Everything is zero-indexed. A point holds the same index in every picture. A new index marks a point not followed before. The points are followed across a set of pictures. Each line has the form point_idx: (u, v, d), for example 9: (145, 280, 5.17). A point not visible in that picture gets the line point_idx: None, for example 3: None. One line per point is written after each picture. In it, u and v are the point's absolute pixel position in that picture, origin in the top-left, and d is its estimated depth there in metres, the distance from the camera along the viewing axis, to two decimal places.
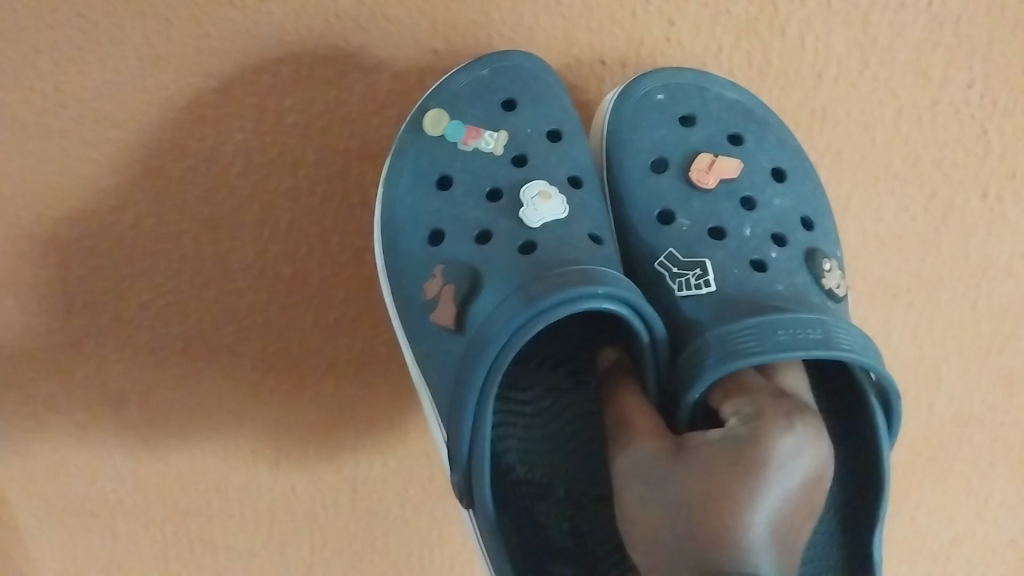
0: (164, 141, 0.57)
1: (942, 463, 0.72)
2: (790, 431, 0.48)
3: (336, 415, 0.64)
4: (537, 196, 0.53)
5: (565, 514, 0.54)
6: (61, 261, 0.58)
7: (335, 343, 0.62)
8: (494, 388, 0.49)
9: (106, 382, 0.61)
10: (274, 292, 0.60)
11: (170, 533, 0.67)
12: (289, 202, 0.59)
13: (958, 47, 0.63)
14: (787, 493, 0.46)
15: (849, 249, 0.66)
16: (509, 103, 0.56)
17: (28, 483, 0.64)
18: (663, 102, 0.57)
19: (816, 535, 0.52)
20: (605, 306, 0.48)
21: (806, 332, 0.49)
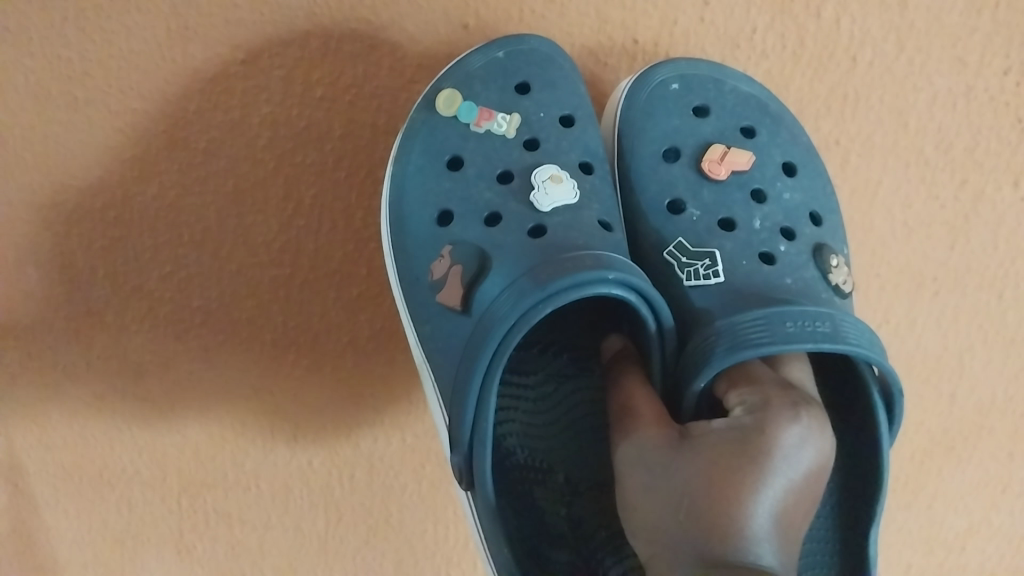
0: (190, 111, 0.57)
1: (962, 456, 0.72)
2: (795, 422, 0.47)
3: (356, 392, 0.65)
4: (548, 179, 0.53)
5: (563, 500, 0.54)
6: (84, 231, 0.58)
7: (354, 319, 0.62)
8: (499, 370, 0.49)
9: (126, 352, 0.62)
10: (297, 267, 0.60)
11: (186, 504, 0.68)
12: (314, 176, 0.59)
13: (996, 34, 0.61)
14: (792, 483, 0.46)
15: (877, 235, 0.65)
16: (523, 86, 0.55)
17: (46, 452, 0.65)
18: (677, 92, 0.57)
19: (813, 531, 0.52)
20: (614, 291, 0.48)
21: (815, 325, 0.48)
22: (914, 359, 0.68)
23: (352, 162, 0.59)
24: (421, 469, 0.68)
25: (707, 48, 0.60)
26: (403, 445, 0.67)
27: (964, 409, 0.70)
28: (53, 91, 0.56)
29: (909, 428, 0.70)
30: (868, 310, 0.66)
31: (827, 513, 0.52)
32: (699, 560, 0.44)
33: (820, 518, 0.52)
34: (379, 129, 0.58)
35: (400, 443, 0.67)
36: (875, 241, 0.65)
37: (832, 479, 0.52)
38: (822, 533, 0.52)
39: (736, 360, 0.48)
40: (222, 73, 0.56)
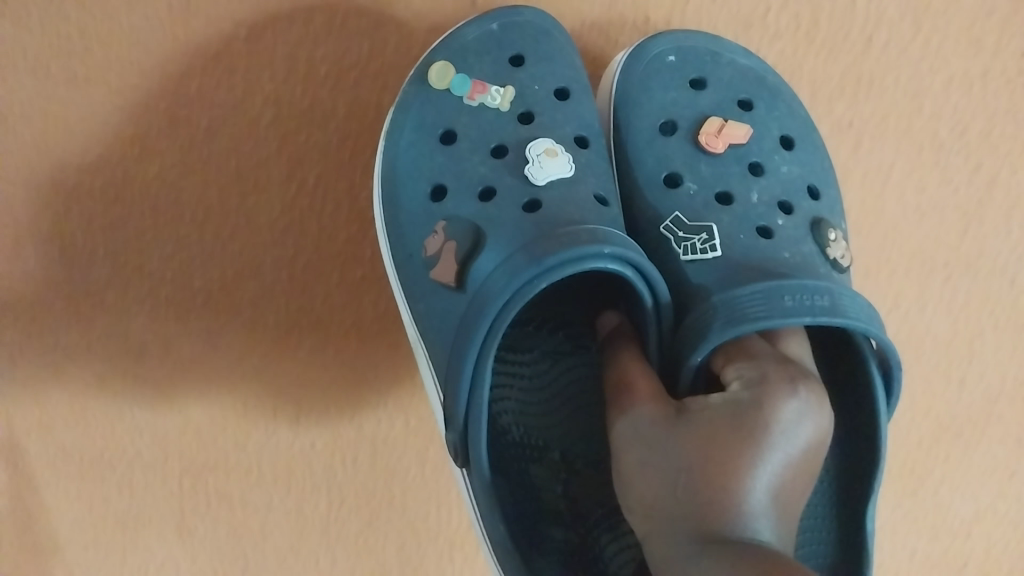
0: (191, 89, 0.56)
1: (966, 440, 0.71)
2: (794, 398, 0.47)
3: (360, 373, 0.65)
4: (543, 153, 0.52)
5: (558, 476, 0.54)
6: (83, 211, 0.58)
7: (354, 300, 0.62)
8: (494, 346, 0.48)
9: (128, 332, 0.61)
10: (294, 249, 0.60)
11: (186, 488, 0.67)
12: (318, 155, 0.58)
13: (1015, 15, 0.61)
14: (791, 459, 0.46)
15: (889, 219, 0.64)
16: (517, 59, 0.55)
17: (46, 432, 0.64)
18: (674, 64, 0.56)
19: (810, 507, 0.52)
20: (610, 266, 0.47)
21: (813, 299, 0.47)
22: (920, 342, 0.67)
23: (350, 143, 0.58)
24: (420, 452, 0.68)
25: (719, 26, 0.60)
26: (403, 428, 0.67)
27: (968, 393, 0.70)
28: (48, 72, 0.55)
29: (913, 410, 0.70)
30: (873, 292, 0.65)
31: (825, 489, 0.52)
32: (697, 535, 0.44)
33: (818, 494, 0.52)
34: (379, 109, 0.58)
35: (400, 425, 0.67)
36: (886, 224, 0.64)
37: (830, 455, 0.52)
38: (819, 510, 0.52)
39: (734, 334, 0.48)
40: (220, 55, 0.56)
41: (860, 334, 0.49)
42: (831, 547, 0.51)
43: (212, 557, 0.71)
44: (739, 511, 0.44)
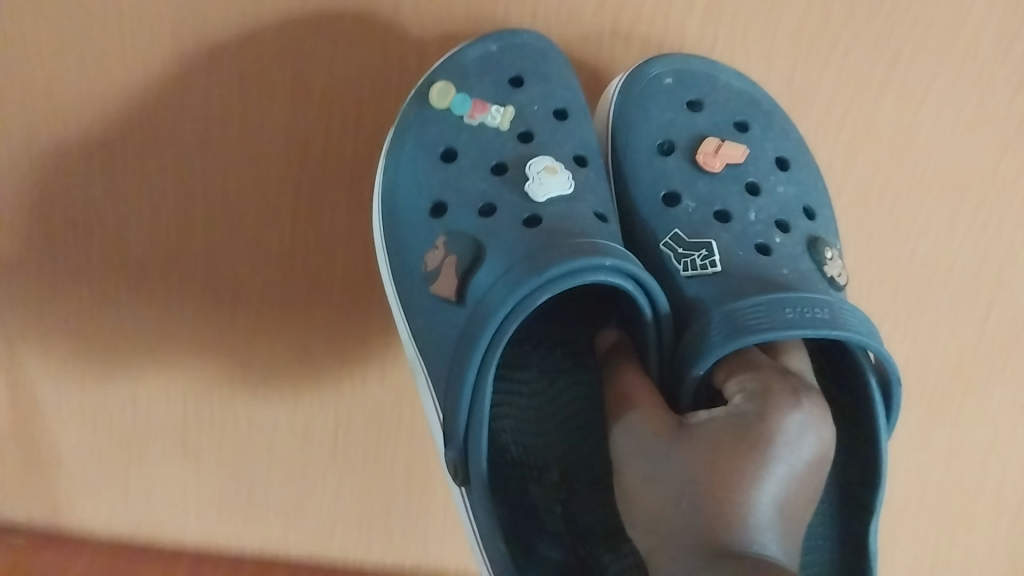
0: (192, 40, 0.55)
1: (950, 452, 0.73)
2: (797, 409, 0.47)
3: (368, 293, 0.63)
4: (543, 170, 0.52)
5: (558, 497, 0.53)
6: (87, 143, 0.57)
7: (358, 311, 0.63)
8: (495, 359, 0.48)
9: (130, 259, 0.61)
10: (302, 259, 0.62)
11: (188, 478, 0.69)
12: (324, 82, 0.56)
13: None
14: (796, 470, 0.45)
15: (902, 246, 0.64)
16: (516, 80, 0.55)
17: (50, 361, 0.64)
18: (671, 86, 0.57)
19: (811, 527, 0.52)
20: (611, 279, 0.48)
21: (814, 311, 0.48)
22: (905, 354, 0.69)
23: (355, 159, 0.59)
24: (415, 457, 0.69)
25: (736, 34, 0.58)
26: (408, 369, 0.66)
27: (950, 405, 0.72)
28: (63, 83, 0.56)
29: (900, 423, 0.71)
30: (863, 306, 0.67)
31: (826, 508, 0.51)
32: (697, 544, 0.44)
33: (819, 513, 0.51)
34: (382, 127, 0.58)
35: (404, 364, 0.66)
36: (902, 248, 0.64)
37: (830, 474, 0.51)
38: (821, 530, 0.51)
39: (736, 346, 0.48)
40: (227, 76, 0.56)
41: (858, 348, 0.49)
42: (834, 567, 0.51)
43: (209, 545, 0.73)
44: (740, 519, 0.44)
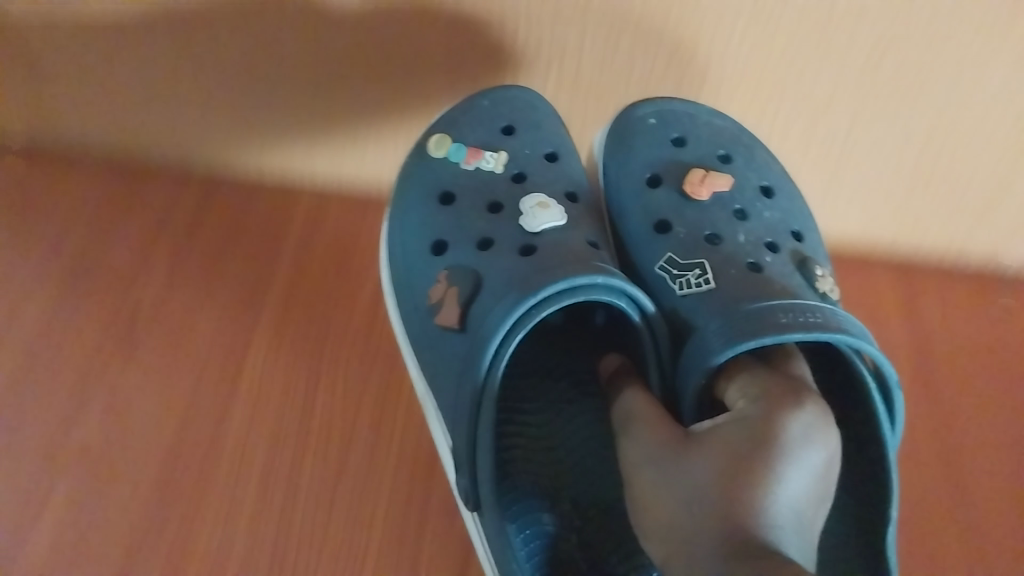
0: None
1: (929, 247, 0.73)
2: (801, 409, 0.48)
3: (397, 90, 0.63)
4: (536, 205, 0.55)
5: (573, 526, 0.52)
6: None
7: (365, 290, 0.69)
8: (497, 380, 0.49)
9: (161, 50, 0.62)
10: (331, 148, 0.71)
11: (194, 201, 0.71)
12: None
13: None
14: (813, 461, 0.46)
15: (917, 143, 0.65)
16: (508, 129, 0.59)
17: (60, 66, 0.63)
18: (655, 125, 0.61)
19: (831, 537, 0.53)
20: (604, 295, 0.50)
21: (807, 317, 0.49)
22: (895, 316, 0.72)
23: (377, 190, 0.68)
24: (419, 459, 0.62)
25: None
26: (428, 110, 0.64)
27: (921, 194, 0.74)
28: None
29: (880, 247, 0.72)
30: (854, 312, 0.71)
31: (843, 518, 0.53)
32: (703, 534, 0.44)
33: (837, 522, 0.53)
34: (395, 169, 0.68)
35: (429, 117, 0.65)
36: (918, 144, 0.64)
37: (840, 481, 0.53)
38: (841, 540, 0.53)
39: (734, 351, 0.49)
40: (281, 27, 0.59)
41: (853, 351, 0.51)
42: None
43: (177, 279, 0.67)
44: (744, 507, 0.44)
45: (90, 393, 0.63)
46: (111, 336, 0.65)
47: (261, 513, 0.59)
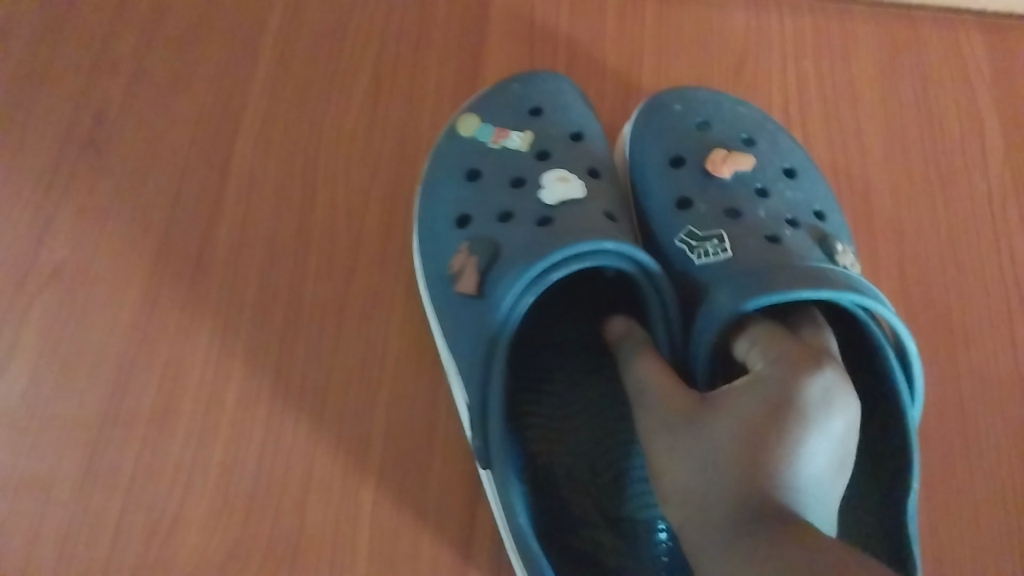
0: None
1: (994, 170, 0.73)
2: (819, 372, 0.45)
3: None
4: (555, 180, 0.57)
5: (589, 489, 0.55)
6: None
7: (391, 226, 0.67)
8: (506, 344, 0.52)
9: None
10: (368, 101, 0.72)
11: (229, 139, 0.70)
12: None
13: None
14: (837, 430, 0.43)
15: None
16: (536, 111, 0.63)
17: None
18: (680, 110, 0.65)
19: (859, 522, 0.55)
20: (611, 261, 0.52)
21: (818, 274, 0.51)
22: (941, 261, 0.69)
23: (405, 158, 0.70)
24: (439, 401, 0.62)
25: None
26: None
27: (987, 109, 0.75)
28: None
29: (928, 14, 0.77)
30: (892, 267, 0.69)
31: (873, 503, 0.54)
32: (712, 505, 0.43)
33: (865, 507, 0.55)
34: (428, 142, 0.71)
35: None
36: None
37: (867, 465, 0.55)
38: (869, 524, 0.54)
39: (745, 306, 0.51)
40: None
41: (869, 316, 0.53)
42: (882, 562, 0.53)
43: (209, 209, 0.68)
44: (751, 476, 0.42)
45: (125, 296, 0.64)
46: (150, 236, 0.67)
47: (283, 446, 0.60)
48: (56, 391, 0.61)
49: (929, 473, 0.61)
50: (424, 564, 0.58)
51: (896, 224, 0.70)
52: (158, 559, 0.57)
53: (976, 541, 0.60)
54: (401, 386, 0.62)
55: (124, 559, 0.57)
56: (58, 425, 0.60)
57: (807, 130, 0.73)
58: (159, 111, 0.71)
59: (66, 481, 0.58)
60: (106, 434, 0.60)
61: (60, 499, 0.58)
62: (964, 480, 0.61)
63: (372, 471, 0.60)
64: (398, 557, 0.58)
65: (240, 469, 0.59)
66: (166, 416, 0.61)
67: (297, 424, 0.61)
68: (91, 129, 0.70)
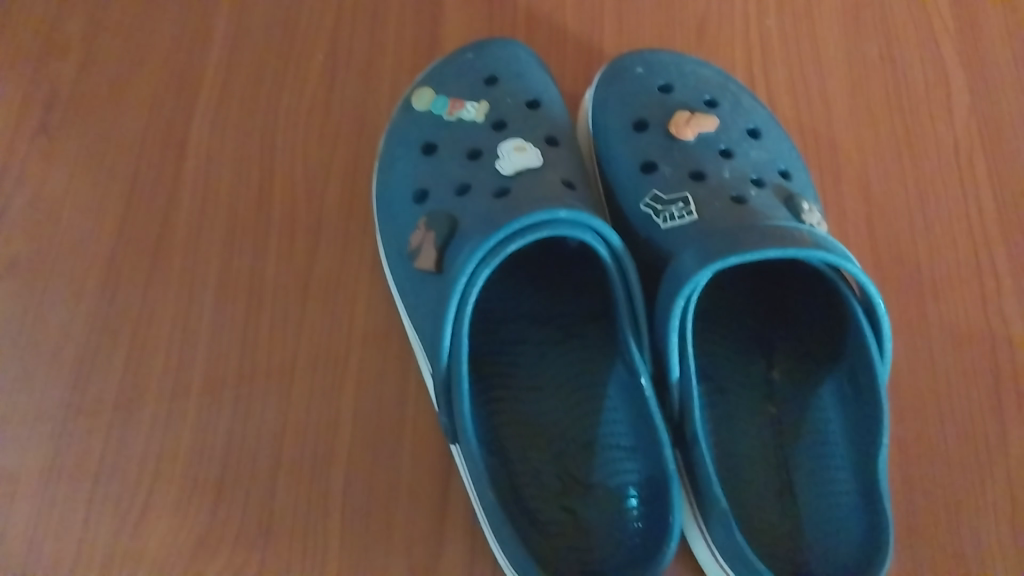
0: None
1: (957, 116, 0.72)
2: None
3: None
4: (512, 149, 0.56)
5: (556, 458, 0.55)
6: None
7: (352, 204, 0.66)
8: (465, 319, 0.50)
9: None
10: (324, 77, 0.71)
11: (184, 121, 0.69)
12: None
13: None
14: None
15: None
16: (492, 81, 0.62)
17: None
18: (642, 73, 0.64)
19: (838, 487, 0.53)
20: (569, 229, 0.51)
21: (784, 233, 0.49)
22: (910, 215, 0.68)
23: (364, 133, 0.69)
24: (409, 378, 0.61)
25: None
26: None
27: (954, 58, 0.74)
28: None
29: None
30: (861, 221, 0.68)
31: (851, 465, 0.53)
32: None
33: (844, 471, 0.53)
34: (387, 114, 0.69)
35: None
36: None
37: (846, 427, 0.54)
38: (846, 485, 0.53)
39: (711, 271, 0.48)
40: None
41: (836, 273, 0.52)
42: (856, 522, 0.51)
43: (166, 191, 0.66)
44: None
45: (84, 284, 0.63)
46: (106, 223, 0.65)
47: (250, 430, 0.59)
48: (17, 385, 0.60)
49: (901, 430, 0.62)
50: (398, 542, 0.57)
51: (864, 182, 0.69)
52: (130, 546, 0.56)
53: (950, 493, 0.60)
54: (369, 364, 0.61)
55: (94, 547, 0.56)
56: (21, 418, 0.59)
57: (773, 89, 0.72)
58: (113, 94, 0.70)
59: (32, 475, 0.58)
60: (70, 427, 0.59)
61: (28, 491, 0.57)
62: (937, 435, 0.62)
63: (343, 450, 0.59)
64: (372, 533, 0.57)
65: (209, 455, 0.58)
66: (131, 405, 0.60)
67: (264, 406, 0.60)
68: (40, 118, 0.69)
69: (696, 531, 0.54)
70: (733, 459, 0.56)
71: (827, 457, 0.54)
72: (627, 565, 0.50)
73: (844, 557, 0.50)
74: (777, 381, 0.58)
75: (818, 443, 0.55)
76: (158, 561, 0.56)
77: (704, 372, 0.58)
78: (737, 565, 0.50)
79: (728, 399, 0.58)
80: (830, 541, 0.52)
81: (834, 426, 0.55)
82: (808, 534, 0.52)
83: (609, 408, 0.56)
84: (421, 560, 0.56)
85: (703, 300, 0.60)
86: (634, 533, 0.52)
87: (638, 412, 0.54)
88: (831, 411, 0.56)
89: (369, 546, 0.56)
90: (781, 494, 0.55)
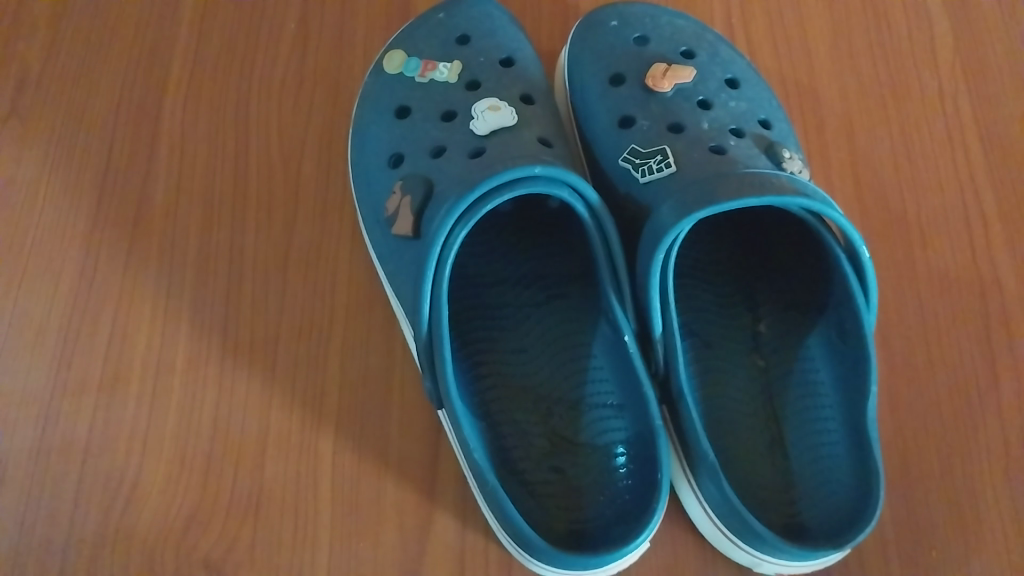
0: None
1: (940, 62, 0.71)
2: None
3: None
4: (487, 109, 0.55)
5: (541, 418, 0.55)
6: None
7: (329, 175, 0.65)
8: (445, 281, 0.49)
9: None
10: (297, 46, 0.69)
11: (156, 97, 0.68)
12: None
13: None
14: None
15: None
16: (463, 41, 0.61)
17: None
18: (616, 27, 0.63)
19: (827, 437, 0.53)
20: (545, 185, 0.50)
21: (763, 180, 0.48)
22: (896, 165, 0.67)
23: (339, 103, 0.68)
24: (395, 347, 0.61)
25: None
26: None
27: (936, 3, 0.73)
28: None
29: None
30: (846, 171, 0.67)
31: (841, 416, 0.53)
32: None
33: (834, 421, 0.53)
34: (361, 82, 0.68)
35: None
36: None
37: (835, 378, 0.54)
38: (836, 436, 0.53)
39: (689, 222, 0.48)
40: None
41: (818, 221, 0.51)
42: (847, 471, 0.51)
43: (140, 169, 0.65)
44: None
45: (62, 265, 0.62)
46: (83, 203, 0.64)
47: (238, 405, 0.59)
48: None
49: (891, 379, 0.61)
50: (389, 510, 0.56)
51: (849, 133, 0.68)
52: (121, 525, 0.56)
53: (942, 440, 0.60)
54: (353, 334, 0.61)
55: (86, 527, 0.56)
56: (4, 404, 0.59)
57: (752, 41, 0.71)
58: (82, 74, 0.68)
59: (20, 460, 0.57)
60: (55, 410, 0.58)
61: (17, 476, 0.57)
62: (926, 384, 0.61)
63: (330, 422, 0.58)
64: (364, 503, 0.57)
65: (196, 432, 0.58)
66: (116, 385, 0.59)
67: (250, 381, 0.59)
68: (10, 100, 0.67)
69: (685, 483, 0.54)
70: (722, 413, 0.55)
71: (816, 408, 0.54)
72: (618, 522, 0.49)
73: (835, 506, 0.50)
74: (763, 334, 0.58)
75: (806, 394, 0.55)
76: (150, 539, 0.55)
77: (688, 328, 0.58)
78: (729, 517, 0.50)
79: (714, 355, 0.57)
80: (820, 491, 0.51)
81: (822, 377, 0.55)
82: (797, 485, 0.52)
83: (594, 366, 0.56)
84: (414, 527, 0.56)
85: (687, 255, 0.60)
86: (623, 490, 0.51)
87: (623, 368, 0.54)
88: (818, 361, 0.55)
89: (361, 516, 0.56)
90: (771, 448, 0.54)
